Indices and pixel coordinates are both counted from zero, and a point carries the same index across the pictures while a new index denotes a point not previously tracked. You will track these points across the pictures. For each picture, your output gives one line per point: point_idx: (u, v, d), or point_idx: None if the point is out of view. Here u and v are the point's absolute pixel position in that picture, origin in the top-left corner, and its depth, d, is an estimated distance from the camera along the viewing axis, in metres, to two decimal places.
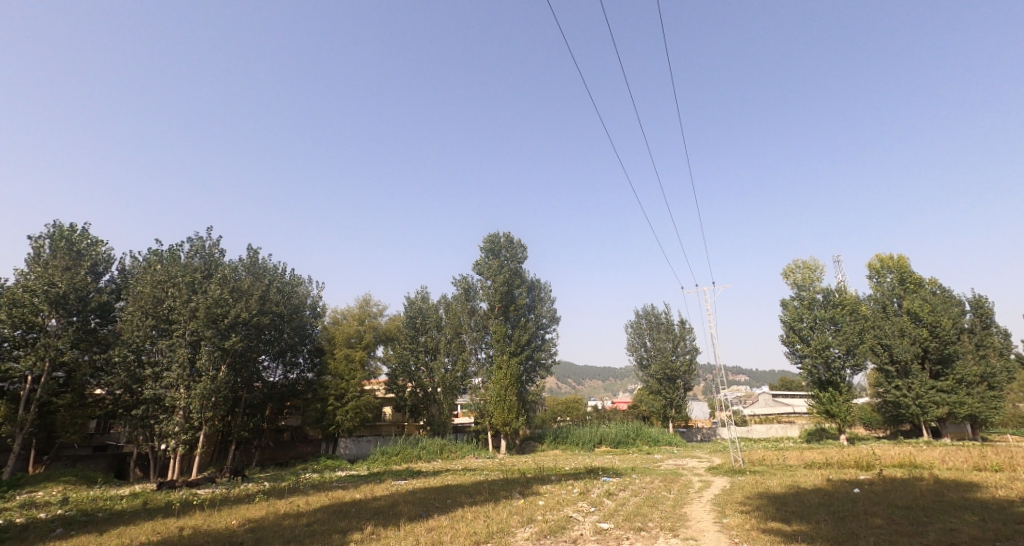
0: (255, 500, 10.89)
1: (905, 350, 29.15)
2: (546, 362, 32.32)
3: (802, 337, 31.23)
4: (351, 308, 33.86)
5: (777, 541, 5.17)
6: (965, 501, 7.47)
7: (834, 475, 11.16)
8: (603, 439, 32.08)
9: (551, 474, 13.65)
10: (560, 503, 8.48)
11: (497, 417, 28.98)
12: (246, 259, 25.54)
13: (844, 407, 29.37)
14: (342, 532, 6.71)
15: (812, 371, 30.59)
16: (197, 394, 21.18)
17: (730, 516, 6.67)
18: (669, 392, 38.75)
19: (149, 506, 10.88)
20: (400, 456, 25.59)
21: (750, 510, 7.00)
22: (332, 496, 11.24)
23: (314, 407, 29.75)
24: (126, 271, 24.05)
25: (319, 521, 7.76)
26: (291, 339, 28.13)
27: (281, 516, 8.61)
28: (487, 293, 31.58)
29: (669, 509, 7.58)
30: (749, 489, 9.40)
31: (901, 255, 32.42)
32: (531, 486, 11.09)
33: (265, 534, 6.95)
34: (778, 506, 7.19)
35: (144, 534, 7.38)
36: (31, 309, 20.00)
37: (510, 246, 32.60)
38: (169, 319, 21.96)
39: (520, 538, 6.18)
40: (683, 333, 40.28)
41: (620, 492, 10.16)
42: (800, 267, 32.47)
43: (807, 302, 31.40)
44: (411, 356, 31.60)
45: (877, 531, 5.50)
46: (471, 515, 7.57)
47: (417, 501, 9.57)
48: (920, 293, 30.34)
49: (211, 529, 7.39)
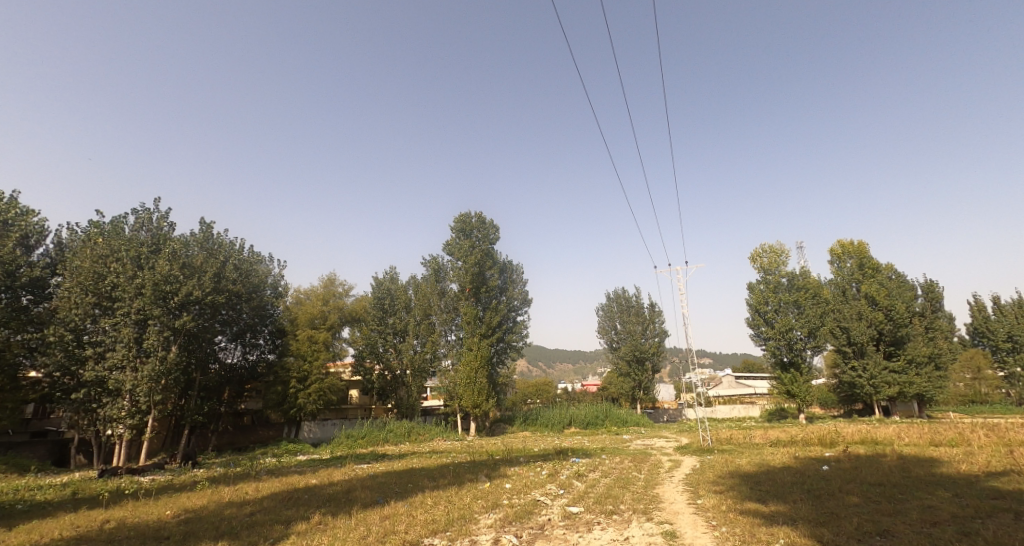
0: (198, 489, 10.22)
1: (862, 332, 29.94)
2: (517, 344, 32.01)
3: (767, 320, 31.74)
4: (315, 288, 32.43)
5: (758, 523, 4.76)
6: (935, 475, 7.27)
7: (800, 452, 11.11)
8: (572, 421, 32.17)
9: (520, 456, 13.36)
10: (528, 487, 8.04)
11: (466, 399, 28.55)
12: (199, 234, 24.19)
13: (804, 387, 30.05)
14: (285, 523, 6.08)
15: (775, 353, 31.18)
16: (145, 375, 20.21)
17: (705, 497, 6.29)
18: (637, 374, 39.16)
19: (80, 497, 10.09)
20: (365, 439, 24.91)
21: (724, 490, 6.66)
22: (286, 483, 10.61)
23: (275, 389, 28.55)
24: (64, 245, 22.74)
25: (262, 511, 7.14)
26: (251, 319, 27.21)
27: (223, 505, 8.01)
28: (457, 275, 30.83)
29: (641, 491, 7.24)
30: (721, 468, 9.17)
31: (861, 240, 32.92)
32: (498, 469, 10.68)
33: (198, 527, 6.25)
34: (751, 485, 6.90)
35: (58, 530, 6.73)
36: None
37: (482, 226, 31.87)
38: (112, 296, 20.70)
39: (483, 525, 5.67)
40: (653, 316, 40.56)
41: (589, 473, 9.86)
42: (767, 252, 32.94)
43: (772, 286, 31.87)
44: (379, 337, 30.79)
45: (858, 509, 5.05)
46: (432, 500, 7.05)
47: (376, 486, 9.04)
48: (878, 278, 31.13)
49: (139, 523, 6.74)
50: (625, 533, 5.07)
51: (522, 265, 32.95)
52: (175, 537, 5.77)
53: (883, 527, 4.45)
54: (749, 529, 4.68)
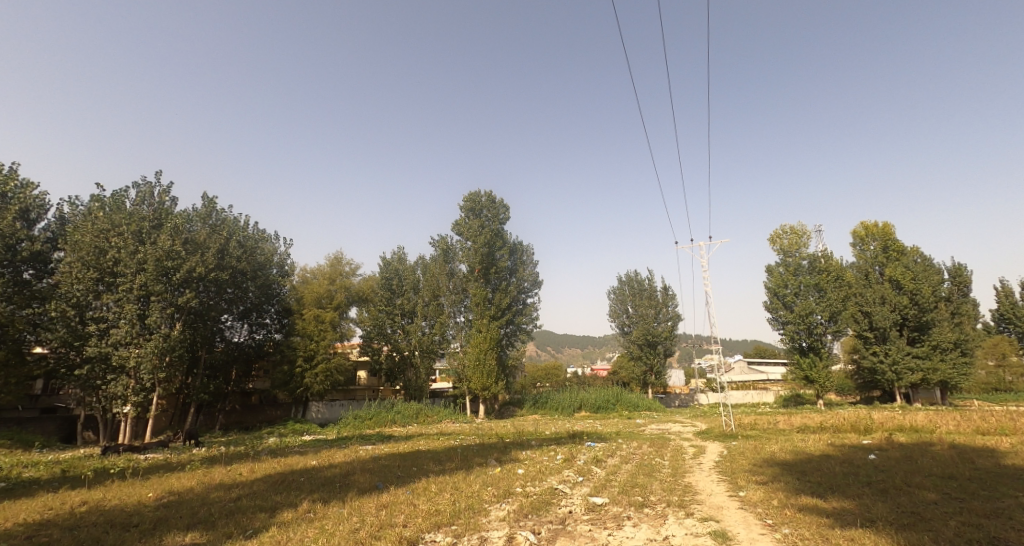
0: (191, 469, 9.67)
1: (885, 317, 28.50)
2: (526, 326, 31.44)
3: (786, 304, 30.61)
4: (322, 267, 31.90)
5: (828, 524, 3.94)
6: (1008, 467, 6.36)
7: (834, 439, 10.31)
8: (583, 405, 31.53)
9: (531, 439, 12.69)
10: (543, 473, 7.27)
11: (475, 381, 27.93)
12: (201, 209, 23.58)
13: (824, 372, 29.08)
14: (269, 510, 5.38)
15: (793, 337, 30.15)
16: (148, 352, 19.81)
17: (748, 488, 5.49)
18: (649, 358, 38.41)
19: (68, 477, 9.62)
20: (372, 420, 24.46)
21: (768, 480, 5.83)
22: (284, 464, 10.02)
23: (282, 368, 28.10)
24: (66, 219, 22.35)
25: (249, 496, 6.49)
26: (257, 298, 26.81)
27: (211, 487, 7.40)
28: (466, 255, 29.98)
29: (670, 480, 6.48)
30: (753, 455, 8.40)
31: (887, 222, 31.32)
32: (510, 452, 9.97)
33: (172, 516, 5.56)
34: (797, 474, 6.07)
35: (27, 514, 6.16)
36: None
37: (492, 205, 30.95)
38: (114, 271, 20.18)
39: (495, 519, 4.90)
40: (665, 299, 39.67)
41: (608, 459, 9.14)
42: (787, 233, 31.70)
43: (792, 268, 30.70)
44: (387, 318, 30.17)
45: (945, 508, 4.20)
46: (436, 487, 6.31)
47: (378, 469, 8.38)
48: (903, 261, 29.74)
49: (112, 509, 6.14)
50: (663, 531, 4.27)
51: (532, 246, 32.20)
52: (142, 526, 5.09)
53: (995, 538, 3.59)
54: (817, 531, 3.89)
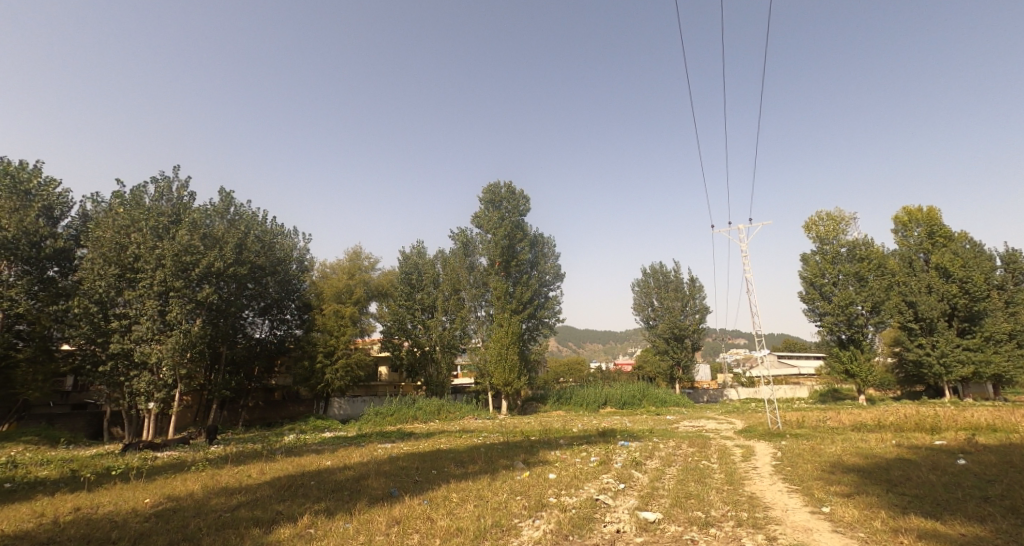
0: (199, 470, 9.09)
1: (932, 308, 26.75)
2: (549, 320, 30.65)
3: (823, 294, 29.00)
4: (341, 262, 31.58)
5: None
6: None
7: (901, 439, 9.18)
8: (608, 400, 30.56)
9: (559, 438, 11.85)
10: (578, 479, 6.43)
11: (497, 377, 27.20)
12: (219, 204, 23.33)
13: (866, 366, 27.51)
14: (265, 526, 4.67)
15: (832, 330, 28.55)
16: (169, 348, 19.62)
17: (832, 503, 4.56)
18: (676, 352, 37.14)
19: (75, 477, 9.20)
20: (393, 417, 23.91)
21: (852, 492, 4.88)
22: (297, 465, 9.41)
23: (303, 364, 27.83)
24: (89, 215, 22.31)
25: (250, 505, 5.80)
26: (277, 293, 26.64)
27: (212, 493, 6.74)
28: (486, 248, 29.19)
29: (729, 490, 5.55)
30: (817, 459, 7.38)
31: (933, 206, 29.24)
32: (538, 453, 9.14)
33: (157, 530, 4.89)
34: (887, 485, 5.09)
35: (8, 524, 5.59)
36: None
37: (512, 197, 30.06)
38: (135, 267, 19.97)
39: (528, 542, 4.06)
40: (692, 291, 38.27)
41: (648, 461, 8.24)
42: (824, 220, 30.08)
43: (829, 257, 28.97)
44: (407, 313, 29.48)
45: None
46: (458, 497, 5.51)
47: (395, 471, 7.65)
48: (950, 248, 27.87)
49: (98, 521, 5.51)
50: None
51: (554, 238, 31.31)
52: None
53: None
54: None
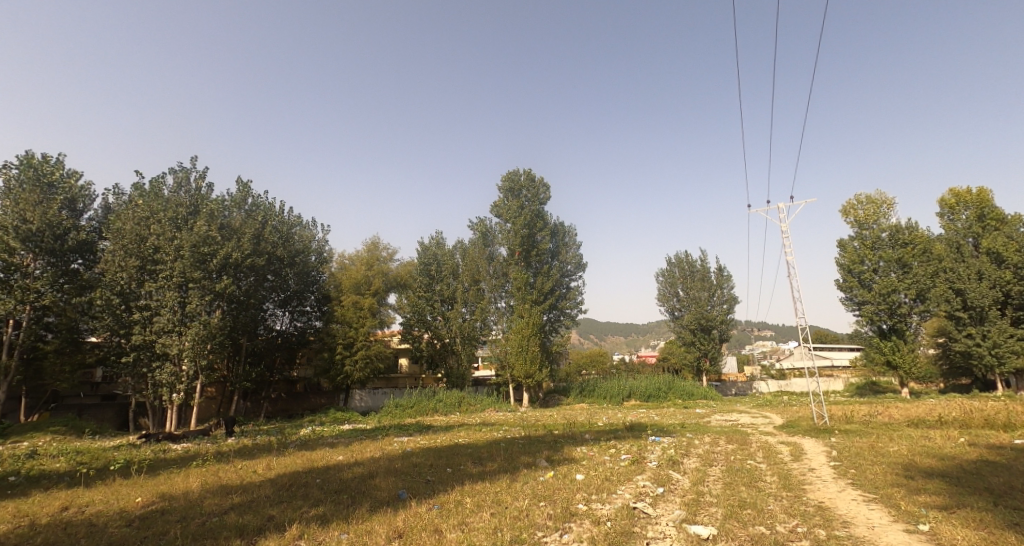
0: (202, 466, 8.58)
1: (982, 295, 25.05)
2: (571, 311, 29.86)
3: (863, 282, 27.37)
4: (359, 253, 31.43)
5: None
6: None
7: (976, 438, 8.12)
8: (633, 393, 29.61)
9: (585, 432, 11.07)
10: (610, 481, 5.67)
11: (518, 369, 26.50)
12: (236, 195, 23.10)
13: (909, 357, 26.02)
14: (251, 537, 4.05)
15: (872, 319, 26.98)
16: (189, 339, 19.38)
17: (927, 520, 3.72)
18: (703, 343, 35.94)
19: (77, 472, 8.81)
20: (413, 409, 23.43)
21: (950, 506, 4.01)
22: (307, 460, 8.85)
23: (322, 355, 27.66)
24: (110, 208, 22.28)
25: (242, 507, 5.21)
26: (296, 285, 26.42)
27: (208, 492, 6.17)
28: (506, 237, 28.43)
29: (789, 499, 4.72)
30: (883, 459, 6.45)
31: (984, 187, 27.32)
32: (563, 449, 8.41)
33: (130, 539, 4.31)
34: (990, 497, 4.21)
35: None
36: (6, 249, 18.49)
37: (532, 185, 29.17)
38: (155, 259, 19.74)
39: None
40: (720, 281, 36.89)
41: (686, 460, 7.43)
42: (864, 203, 28.35)
43: (869, 242, 27.33)
44: (426, 304, 28.94)
45: None
46: (473, 502, 4.81)
47: (406, 470, 6.99)
48: (1004, 231, 26.01)
49: (74, 525, 4.96)
50: None
51: (575, 227, 30.44)
52: None
53: None
54: None
